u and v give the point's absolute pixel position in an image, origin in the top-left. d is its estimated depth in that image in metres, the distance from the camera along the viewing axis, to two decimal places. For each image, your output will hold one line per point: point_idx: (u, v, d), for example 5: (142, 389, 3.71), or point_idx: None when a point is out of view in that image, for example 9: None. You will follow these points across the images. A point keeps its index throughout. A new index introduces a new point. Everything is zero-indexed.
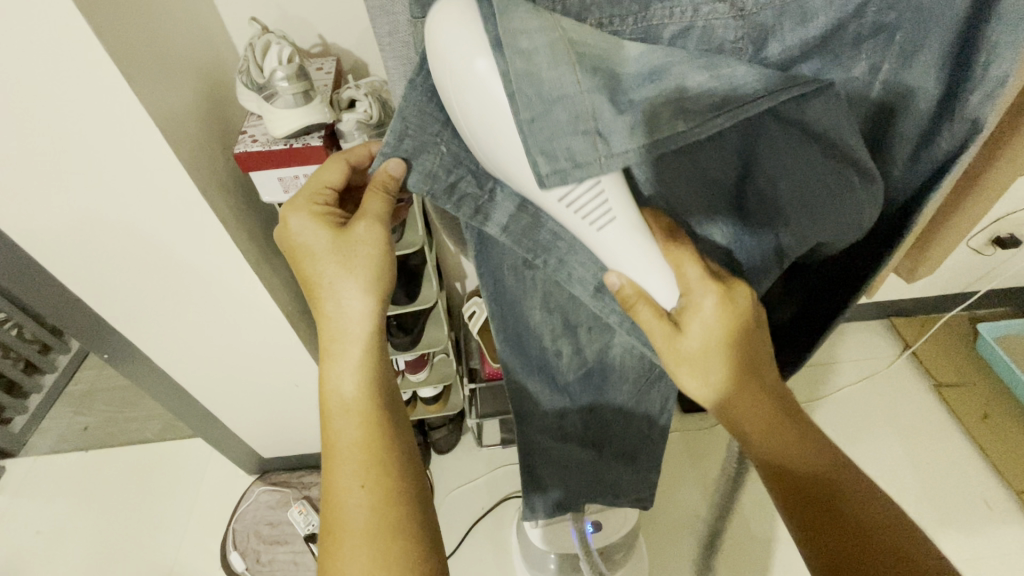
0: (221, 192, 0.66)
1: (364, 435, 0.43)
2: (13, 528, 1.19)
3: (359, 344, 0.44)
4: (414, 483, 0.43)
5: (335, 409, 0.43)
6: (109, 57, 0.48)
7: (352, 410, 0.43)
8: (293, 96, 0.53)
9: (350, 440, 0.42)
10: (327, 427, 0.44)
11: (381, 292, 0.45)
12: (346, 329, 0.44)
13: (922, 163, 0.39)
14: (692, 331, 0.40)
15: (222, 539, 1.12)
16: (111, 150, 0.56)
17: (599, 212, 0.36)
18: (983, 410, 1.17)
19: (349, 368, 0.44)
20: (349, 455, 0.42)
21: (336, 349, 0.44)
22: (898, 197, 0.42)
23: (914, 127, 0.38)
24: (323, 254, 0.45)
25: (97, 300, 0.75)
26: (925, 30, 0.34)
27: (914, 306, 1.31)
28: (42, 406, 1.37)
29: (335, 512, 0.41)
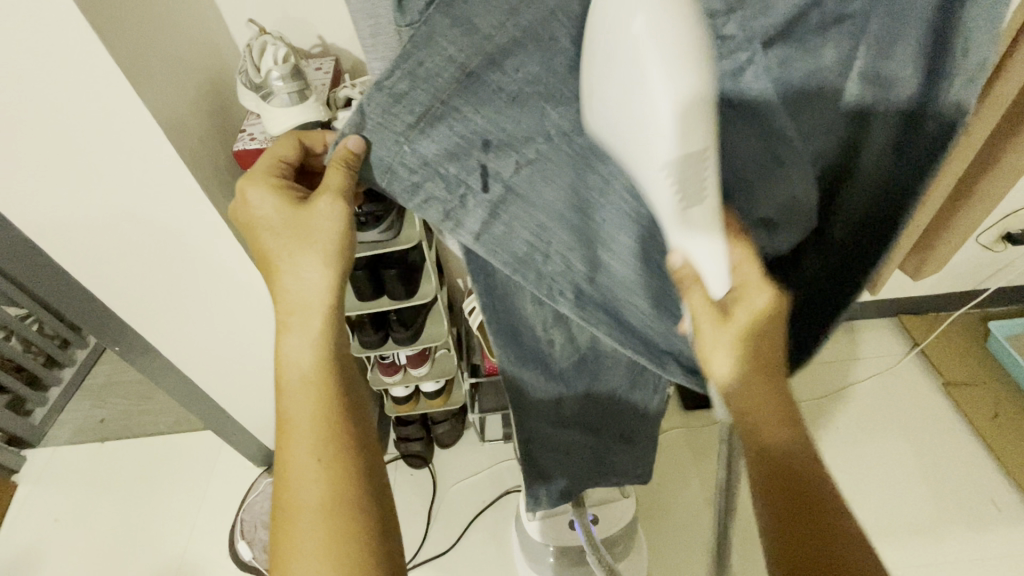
0: (223, 189, 0.68)
1: (316, 409, 0.44)
2: (32, 516, 1.23)
3: (315, 318, 0.45)
4: (367, 457, 0.44)
5: (290, 383, 0.44)
6: (111, 58, 0.50)
7: (307, 383, 0.44)
8: (289, 95, 0.55)
9: (304, 415, 0.44)
10: (282, 401, 0.45)
11: (339, 267, 0.46)
12: (302, 303, 0.45)
13: (907, 157, 0.40)
14: (737, 317, 0.39)
15: (232, 528, 1.15)
16: (116, 149, 0.58)
17: (696, 189, 0.30)
18: (993, 409, 1.15)
19: (302, 342, 0.45)
20: (302, 429, 0.43)
21: (291, 324, 0.45)
22: (890, 188, 0.42)
23: (888, 122, 0.39)
24: (280, 228, 0.46)
25: (107, 295, 0.78)
26: (899, 22, 0.34)
27: (923, 303, 1.29)
28: (60, 399, 1.42)
29: (289, 483, 0.43)
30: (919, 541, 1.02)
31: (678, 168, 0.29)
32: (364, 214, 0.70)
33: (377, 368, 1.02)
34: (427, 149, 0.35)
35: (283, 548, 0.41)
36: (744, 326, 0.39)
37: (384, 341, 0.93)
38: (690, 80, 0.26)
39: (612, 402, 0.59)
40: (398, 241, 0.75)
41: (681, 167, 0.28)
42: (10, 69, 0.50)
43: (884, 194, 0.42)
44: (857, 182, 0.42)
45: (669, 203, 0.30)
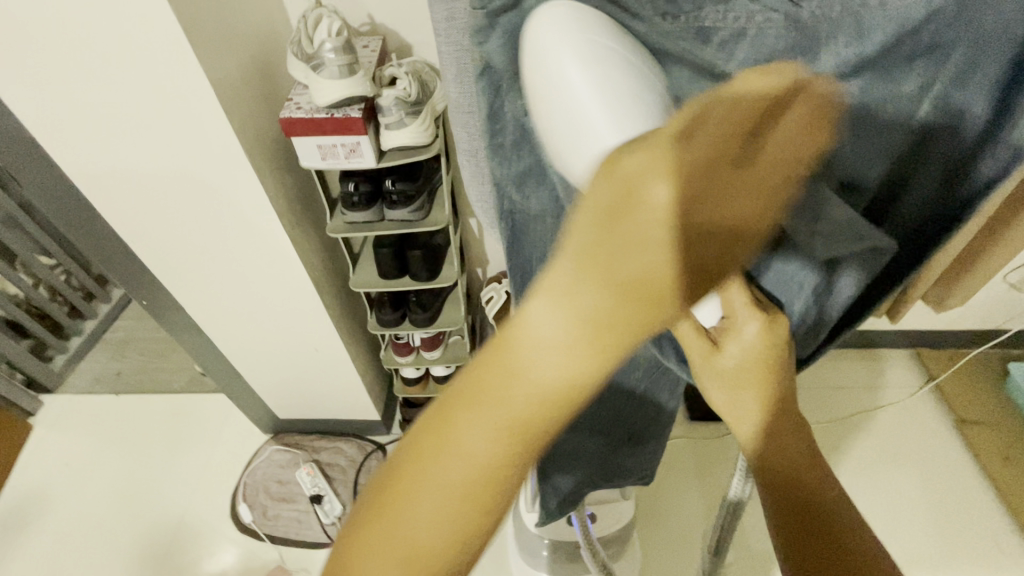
0: (263, 156, 0.70)
1: (498, 476, 0.20)
2: (45, 459, 1.27)
3: (636, 317, 0.18)
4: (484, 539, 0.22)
5: (499, 380, 0.19)
6: (173, 16, 0.52)
7: (516, 438, 0.19)
8: (339, 68, 0.56)
9: (469, 477, 0.20)
10: (458, 406, 0.20)
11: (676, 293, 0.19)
12: (638, 278, 0.18)
13: (957, 189, 0.35)
14: (730, 351, 0.31)
15: (234, 490, 1.18)
16: (167, 105, 0.60)
17: None
18: (1004, 451, 1.13)
19: (556, 338, 0.18)
20: (447, 503, 0.20)
21: (580, 295, 0.18)
22: (929, 221, 0.36)
23: (949, 153, 0.33)
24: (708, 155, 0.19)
25: (142, 250, 0.80)
26: (984, 49, 0.29)
27: (942, 338, 1.28)
28: (81, 348, 1.45)
29: (377, 550, 0.21)
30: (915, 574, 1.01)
31: None
32: (396, 193, 0.73)
33: (391, 347, 1.04)
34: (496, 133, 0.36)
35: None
36: (745, 362, 0.31)
37: (401, 321, 0.95)
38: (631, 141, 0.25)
39: (629, 407, 0.58)
40: (424, 223, 0.75)
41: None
42: (80, 17, 0.52)
43: (924, 224, 0.37)
44: (905, 217, 0.36)
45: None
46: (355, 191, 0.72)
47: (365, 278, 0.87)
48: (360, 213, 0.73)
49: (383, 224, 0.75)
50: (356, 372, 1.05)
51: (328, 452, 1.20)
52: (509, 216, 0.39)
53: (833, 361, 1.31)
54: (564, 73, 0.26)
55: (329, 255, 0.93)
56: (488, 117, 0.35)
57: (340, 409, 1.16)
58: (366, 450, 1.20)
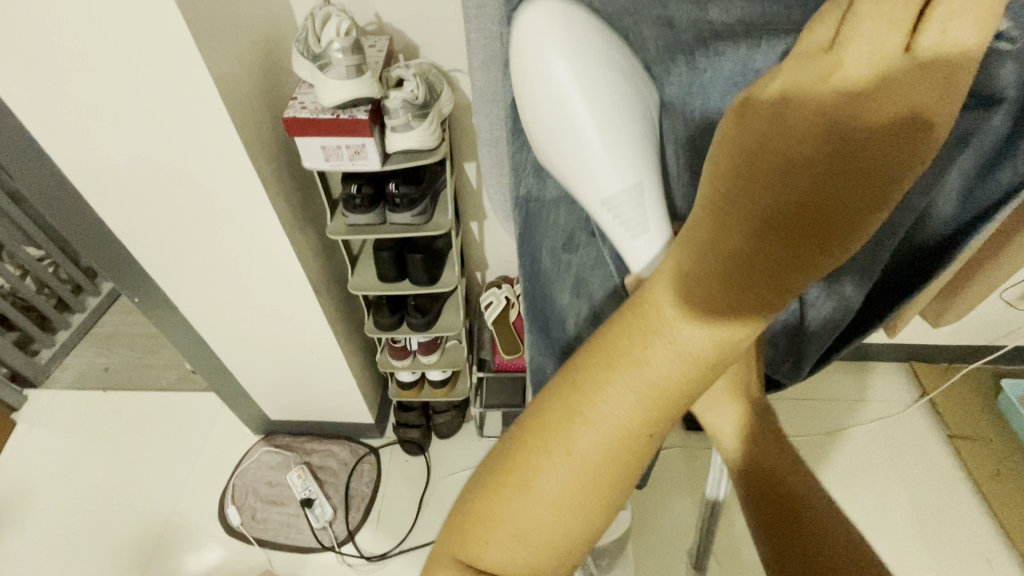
0: (264, 154, 0.69)
1: (636, 441, 0.22)
2: (28, 455, 1.24)
3: (791, 255, 0.20)
4: (604, 507, 0.24)
5: (638, 346, 0.22)
6: (178, 10, 0.51)
7: (659, 401, 0.22)
8: (347, 68, 0.55)
9: (612, 441, 0.22)
10: (591, 370, 0.23)
11: (815, 249, 0.20)
12: (799, 201, 0.19)
13: (974, 199, 0.34)
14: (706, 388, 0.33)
15: (222, 493, 1.16)
16: (166, 100, 0.58)
17: (638, 220, 0.32)
18: (997, 466, 1.14)
19: (690, 298, 0.21)
20: (586, 469, 0.23)
21: (735, 226, 0.20)
22: (929, 239, 0.36)
23: (966, 164, 0.32)
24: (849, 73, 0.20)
25: (137, 247, 0.78)
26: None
27: (936, 352, 1.28)
28: (67, 342, 1.42)
29: (507, 515, 0.24)
30: None
31: (620, 199, 0.31)
32: (399, 196, 0.71)
33: (388, 351, 1.02)
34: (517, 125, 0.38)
35: (476, 543, 0.25)
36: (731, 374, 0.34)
37: (399, 324, 0.93)
38: (614, 113, 0.31)
39: None
40: (427, 227, 0.74)
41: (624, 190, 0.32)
42: (81, 8, 0.51)
43: (924, 245, 0.36)
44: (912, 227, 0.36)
45: (616, 231, 0.32)
46: (357, 193, 0.71)
47: (364, 281, 0.86)
48: (361, 215, 0.72)
49: (385, 227, 0.74)
50: (351, 375, 1.03)
51: (319, 455, 1.18)
52: (524, 204, 0.41)
53: (830, 374, 1.31)
54: (548, 61, 0.30)
55: (327, 256, 0.91)
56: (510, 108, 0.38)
57: (333, 411, 1.15)
58: (358, 454, 1.19)
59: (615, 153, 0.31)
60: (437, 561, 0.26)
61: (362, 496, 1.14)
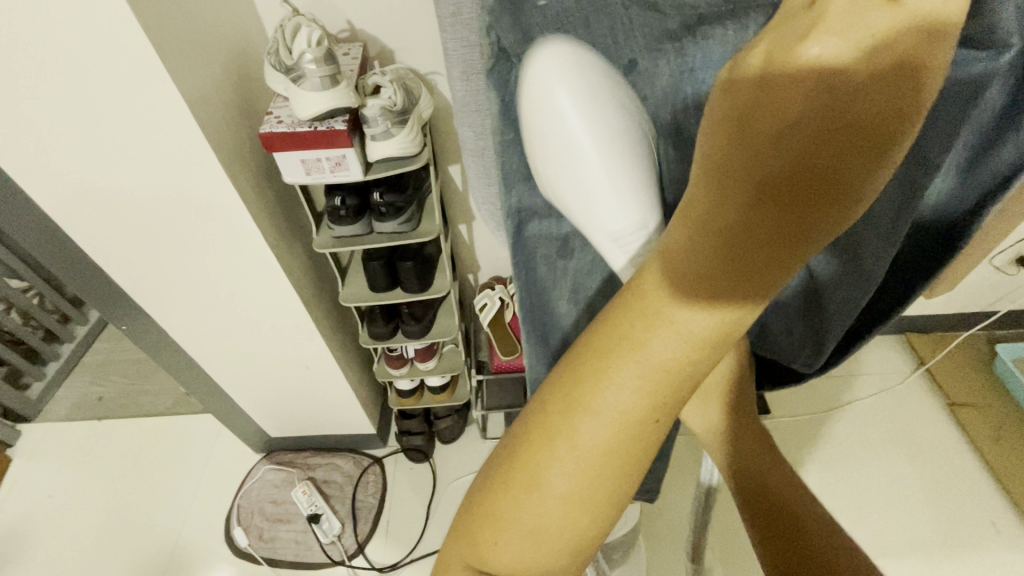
0: (245, 173, 0.67)
1: (641, 429, 0.22)
2: (25, 491, 1.22)
3: (791, 222, 0.19)
4: (613, 499, 0.23)
5: (638, 329, 0.21)
6: (143, 32, 0.50)
7: (663, 384, 0.21)
8: (321, 79, 0.53)
9: (617, 431, 0.22)
10: (593, 359, 0.22)
11: (813, 213, 0.19)
12: (794, 169, 0.18)
13: (973, 178, 0.33)
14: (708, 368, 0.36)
15: (227, 514, 1.15)
16: (139, 125, 0.57)
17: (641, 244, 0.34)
18: (997, 431, 1.14)
19: (689, 274, 0.20)
20: (592, 462, 0.22)
21: (732, 197, 0.19)
22: (938, 220, 0.35)
23: (967, 138, 0.32)
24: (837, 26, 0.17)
25: (120, 274, 0.77)
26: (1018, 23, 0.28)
27: (931, 322, 1.29)
28: (58, 373, 1.40)
29: (515, 515, 0.23)
30: (915, 560, 1.02)
31: (626, 232, 0.34)
32: (384, 205, 0.70)
33: (384, 360, 1.01)
34: (506, 132, 0.38)
35: (486, 545, 0.24)
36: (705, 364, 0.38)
37: (393, 333, 0.92)
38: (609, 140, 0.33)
39: None
40: (414, 234, 0.73)
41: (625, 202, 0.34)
42: (40, 36, 0.49)
43: (931, 223, 0.36)
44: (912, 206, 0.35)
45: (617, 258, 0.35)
46: (342, 205, 0.69)
47: (355, 293, 0.85)
48: (347, 226, 0.71)
49: (373, 237, 0.73)
50: (349, 387, 1.02)
51: (323, 469, 1.17)
52: (515, 215, 0.40)
53: None
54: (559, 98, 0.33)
55: (316, 270, 0.90)
56: (500, 111, 0.37)
57: (334, 425, 1.14)
58: (363, 465, 1.18)
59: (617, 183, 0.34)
60: (450, 559, 0.26)
61: (369, 508, 1.13)
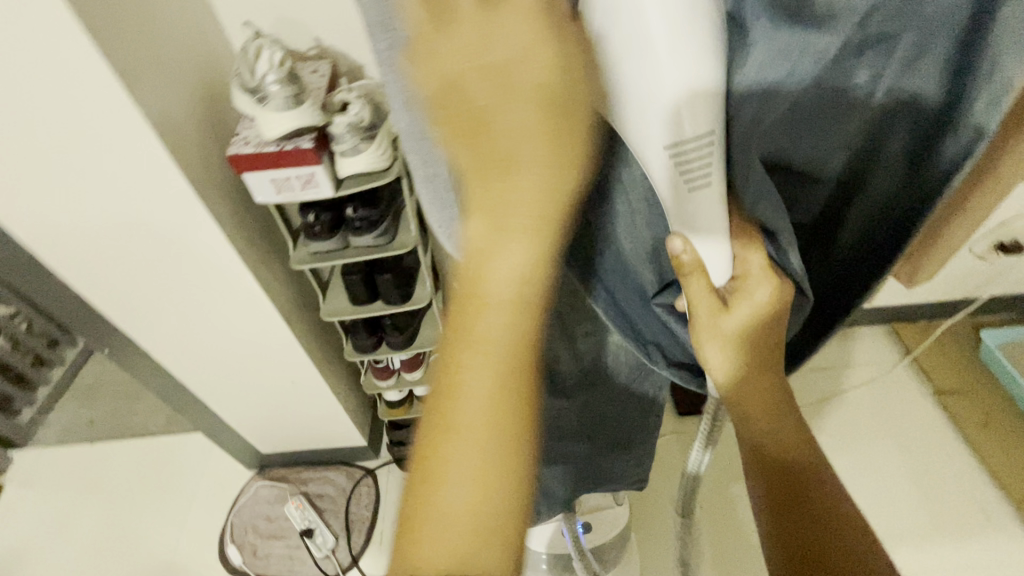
0: (217, 194, 0.68)
1: (496, 396, 0.28)
2: (19, 517, 1.22)
3: (544, 219, 0.25)
4: (503, 464, 0.28)
5: (467, 339, 0.28)
6: (103, 60, 0.50)
7: (497, 355, 0.28)
8: (284, 100, 0.54)
9: (478, 405, 0.28)
10: (448, 359, 0.29)
11: (555, 208, 0.25)
12: (530, 182, 0.25)
13: (922, 170, 0.34)
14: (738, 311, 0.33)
15: (221, 532, 1.15)
16: (107, 152, 0.57)
17: (700, 168, 0.28)
18: (984, 417, 1.15)
19: (496, 274, 0.27)
20: (469, 437, 0.28)
21: (502, 219, 0.25)
22: (899, 207, 0.36)
23: (903, 136, 0.33)
24: (506, 66, 0.23)
25: (99, 299, 0.77)
26: (932, 35, 0.29)
27: (917, 311, 1.30)
28: (49, 397, 1.40)
29: (429, 502, 0.29)
30: (907, 548, 1.03)
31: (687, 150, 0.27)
32: (359, 219, 0.71)
33: (371, 372, 1.02)
34: None
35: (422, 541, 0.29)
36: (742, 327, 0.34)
37: (377, 345, 0.93)
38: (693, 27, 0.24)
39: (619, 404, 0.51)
40: (391, 246, 0.73)
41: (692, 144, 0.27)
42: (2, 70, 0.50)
43: (889, 210, 0.36)
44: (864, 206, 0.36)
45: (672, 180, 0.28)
46: (316, 221, 0.70)
47: (336, 307, 0.85)
48: (323, 242, 0.72)
49: (349, 251, 0.73)
50: (337, 401, 1.02)
51: (316, 483, 1.17)
52: None
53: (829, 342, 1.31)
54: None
55: (297, 286, 0.90)
56: None
57: (325, 438, 1.14)
58: (355, 478, 1.18)
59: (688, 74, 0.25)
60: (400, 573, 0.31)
61: (362, 520, 1.13)
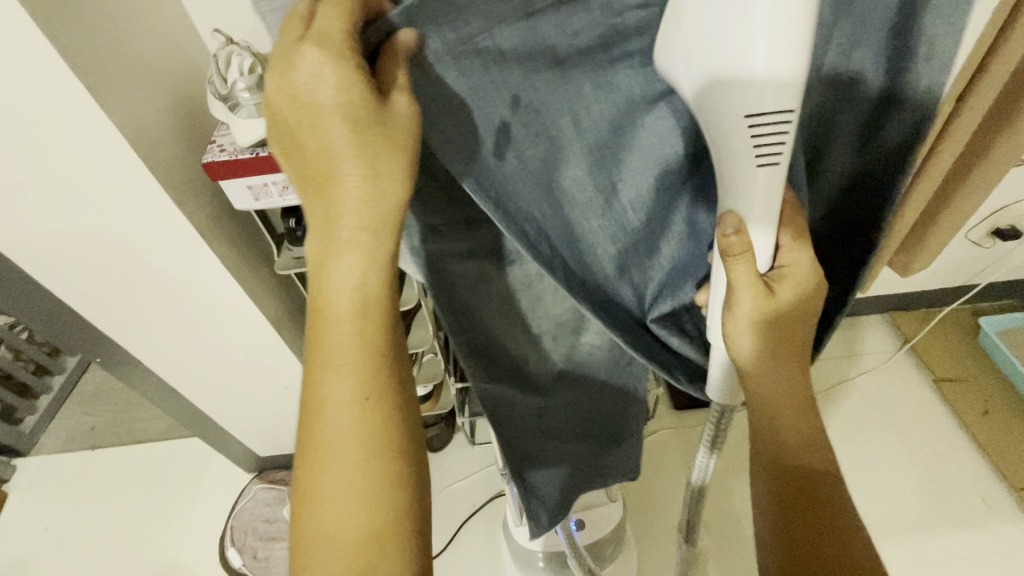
0: (199, 203, 0.68)
1: (350, 369, 0.37)
2: (23, 525, 1.24)
3: (364, 226, 0.33)
4: (357, 423, 0.37)
5: (325, 338, 0.37)
6: (75, 76, 0.50)
7: (347, 337, 0.37)
8: (256, 107, 0.54)
9: (338, 377, 0.37)
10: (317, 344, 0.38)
11: (368, 215, 0.33)
12: (352, 200, 0.33)
13: (872, 146, 0.39)
14: (781, 295, 0.38)
15: (221, 536, 1.15)
16: (85, 166, 0.58)
17: (772, 144, 0.31)
18: (984, 405, 1.14)
19: (339, 272, 0.35)
20: (333, 401, 0.37)
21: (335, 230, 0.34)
22: (866, 179, 0.41)
23: (856, 121, 0.38)
24: (318, 113, 0.32)
25: (88, 309, 0.77)
26: (862, 34, 0.34)
27: (914, 299, 1.29)
28: (51, 406, 1.41)
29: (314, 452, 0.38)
30: (907, 538, 1.02)
31: (762, 122, 0.30)
32: None
33: None
34: None
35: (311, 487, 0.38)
36: (784, 307, 0.38)
37: None
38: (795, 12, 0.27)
39: (603, 396, 0.50)
40: None
41: (768, 117, 0.30)
42: None
43: (857, 183, 0.41)
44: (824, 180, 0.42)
45: (744, 151, 0.32)
46: (297, 226, 0.71)
47: None
48: (306, 247, 0.72)
49: None
50: None
51: None
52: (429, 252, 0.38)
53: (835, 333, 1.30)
54: None
55: (285, 291, 0.90)
56: None
57: None
58: None
59: (774, 53, 0.28)
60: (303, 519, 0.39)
61: None
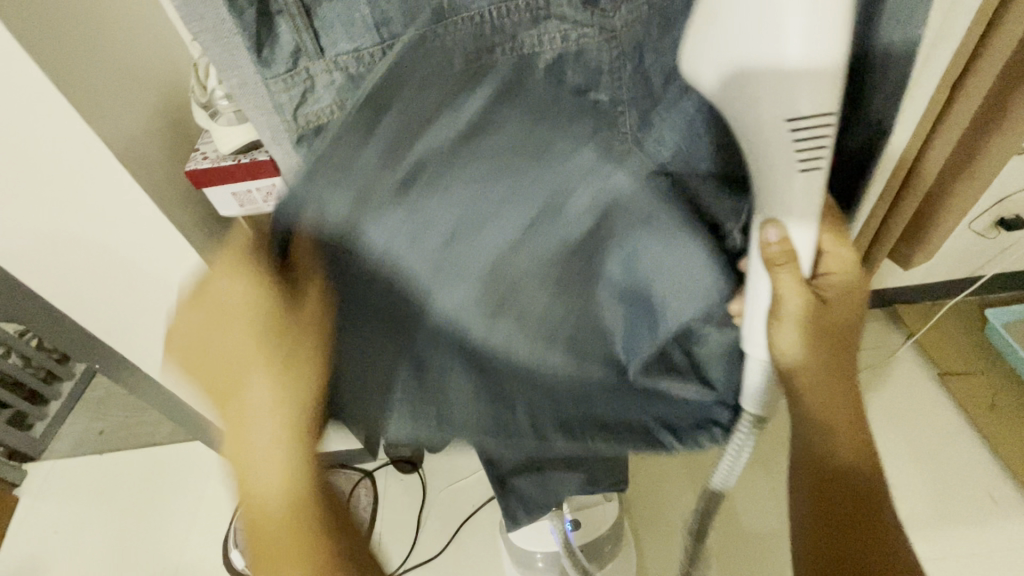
0: (188, 212, 0.68)
1: (289, 498, 0.40)
2: (35, 529, 1.26)
3: (291, 387, 0.38)
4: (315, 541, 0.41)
5: (253, 485, 0.40)
6: (59, 92, 0.51)
7: (280, 476, 0.40)
8: (234, 113, 0.55)
9: (280, 508, 0.40)
10: (244, 493, 0.41)
11: (294, 379, 0.38)
12: (274, 372, 0.38)
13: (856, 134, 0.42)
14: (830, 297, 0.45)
15: (225, 538, 1.17)
16: (72, 180, 0.58)
17: (814, 154, 0.35)
18: (991, 399, 1.12)
19: (263, 434, 0.39)
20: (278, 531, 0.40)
21: (257, 401, 0.38)
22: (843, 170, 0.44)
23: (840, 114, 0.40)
24: (231, 310, 0.37)
25: (84, 319, 0.78)
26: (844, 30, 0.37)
27: (919, 292, 1.26)
28: (60, 412, 1.43)
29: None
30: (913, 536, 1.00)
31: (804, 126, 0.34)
32: None
33: None
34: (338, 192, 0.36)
35: None
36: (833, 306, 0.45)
37: None
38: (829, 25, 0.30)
39: None
40: None
41: (809, 122, 0.34)
42: None
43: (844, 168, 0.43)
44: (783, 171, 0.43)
45: (789, 159, 0.36)
46: None
47: None
48: None
49: None
50: None
51: None
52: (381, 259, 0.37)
53: None
54: None
55: None
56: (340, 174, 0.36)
57: None
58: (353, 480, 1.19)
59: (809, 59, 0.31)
60: None
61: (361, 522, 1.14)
